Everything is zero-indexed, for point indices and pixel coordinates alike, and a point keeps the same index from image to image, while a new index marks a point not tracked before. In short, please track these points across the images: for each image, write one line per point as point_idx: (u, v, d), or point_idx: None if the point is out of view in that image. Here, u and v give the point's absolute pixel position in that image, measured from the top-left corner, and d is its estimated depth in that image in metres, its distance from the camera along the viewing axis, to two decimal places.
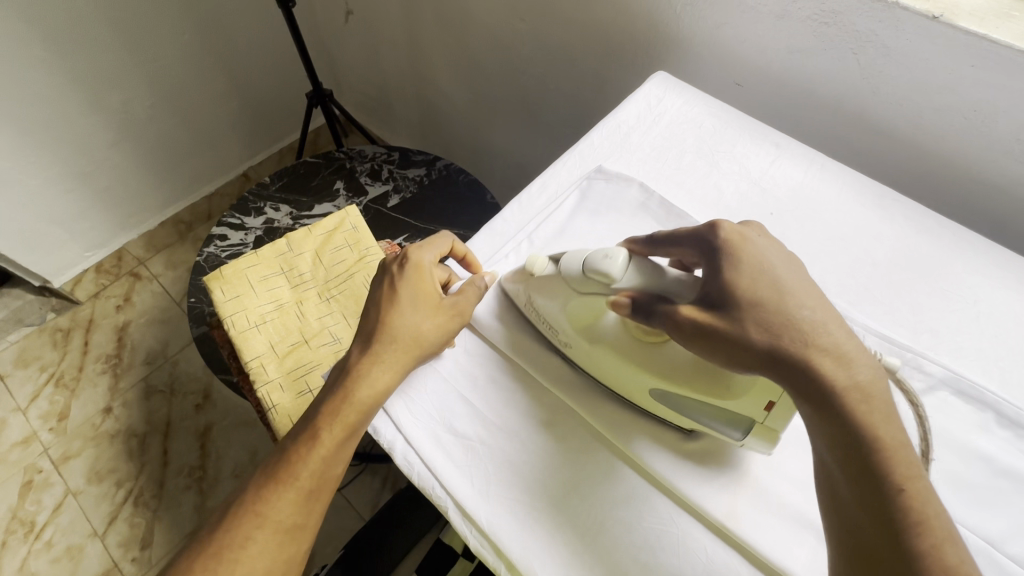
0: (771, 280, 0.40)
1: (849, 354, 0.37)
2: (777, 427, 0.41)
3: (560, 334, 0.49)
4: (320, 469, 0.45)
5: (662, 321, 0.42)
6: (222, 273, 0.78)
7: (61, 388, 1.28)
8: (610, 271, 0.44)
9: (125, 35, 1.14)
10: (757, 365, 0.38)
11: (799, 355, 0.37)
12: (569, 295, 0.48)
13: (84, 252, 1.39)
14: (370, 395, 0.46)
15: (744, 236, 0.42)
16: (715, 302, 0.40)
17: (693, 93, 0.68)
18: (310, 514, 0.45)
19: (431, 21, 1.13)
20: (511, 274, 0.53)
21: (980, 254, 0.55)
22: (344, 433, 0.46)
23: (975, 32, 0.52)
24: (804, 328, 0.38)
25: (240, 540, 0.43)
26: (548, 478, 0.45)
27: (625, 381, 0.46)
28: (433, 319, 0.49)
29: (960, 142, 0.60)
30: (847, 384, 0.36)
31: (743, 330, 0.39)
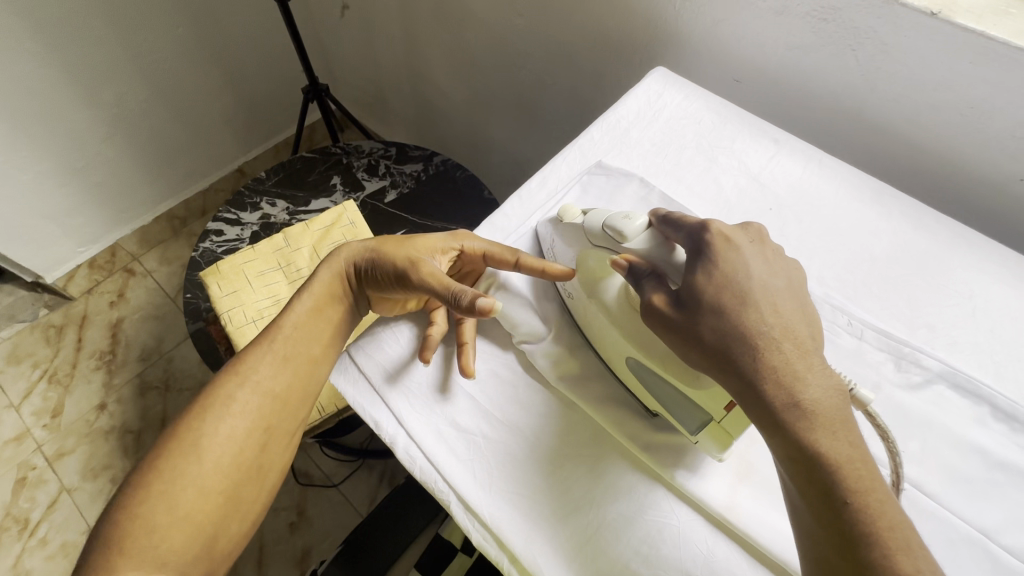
0: (738, 288, 0.40)
1: (798, 372, 0.37)
2: (734, 432, 0.42)
3: (567, 284, 0.52)
4: (298, 340, 0.50)
5: (644, 293, 0.43)
6: (219, 268, 0.78)
7: (54, 384, 1.27)
8: (624, 231, 0.46)
9: (118, 28, 1.13)
10: (709, 369, 0.39)
11: (745, 369, 0.37)
12: (585, 247, 0.50)
13: (77, 248, 1.38)
14: (337, 271, 0.54)
15: (731, 239, 0.42)
16: (681, 302, 0.41)
17: (692, 89, 0.68)
18: (289, 383, 0.49)
19: (429, 15, 1.12)
20: (548, 220, 0.56)
21: (976, 250, 0.55)
22: (317, 306, 0.52)
23: (973, 29, 0.53)
24: (757, 340, 0.38)
25: (223, 398, 0.47)
26: (550, 471, 0.45)
27: (611, 346, 0.48)
28: (398, 250, 0.53)
29: (956, 140, 0.61)
30: (787, 402, 0.36)
31: (698, 334, 0.39)
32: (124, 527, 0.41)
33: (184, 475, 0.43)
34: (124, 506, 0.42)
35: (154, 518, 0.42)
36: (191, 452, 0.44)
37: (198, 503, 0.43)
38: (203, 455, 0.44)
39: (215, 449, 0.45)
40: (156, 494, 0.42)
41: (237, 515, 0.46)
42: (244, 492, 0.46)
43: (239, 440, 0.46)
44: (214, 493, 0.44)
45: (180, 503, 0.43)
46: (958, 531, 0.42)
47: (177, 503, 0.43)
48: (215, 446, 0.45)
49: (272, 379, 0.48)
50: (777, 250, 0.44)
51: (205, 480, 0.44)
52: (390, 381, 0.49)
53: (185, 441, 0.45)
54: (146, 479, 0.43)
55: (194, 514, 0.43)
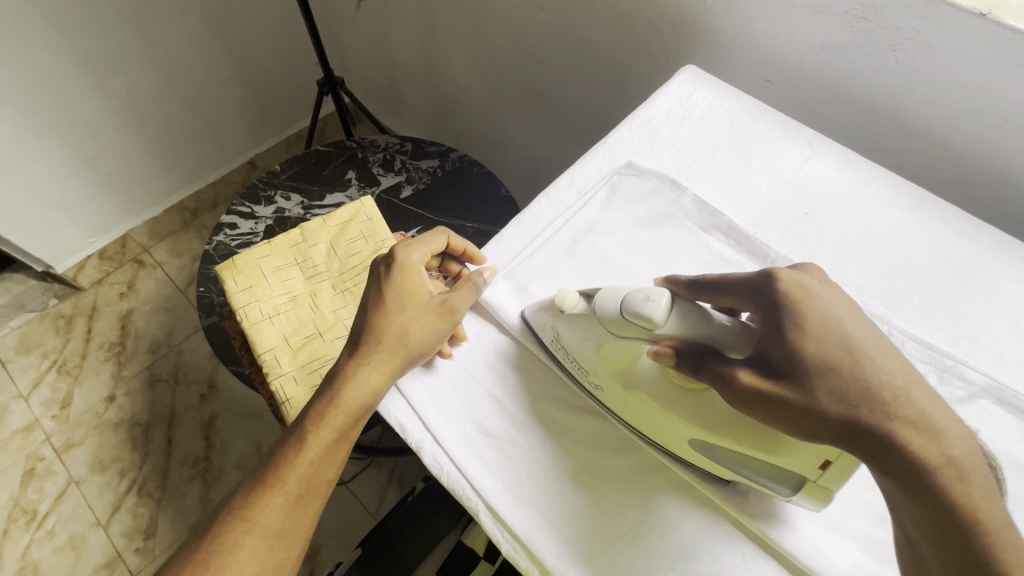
0: (842, 342, 0.37)
1: (939, 423, 0.33)
2: (832, 487, 0.38)
3: (592, 376, 0.46)
4: (309, 472, 0.45)
5: (721, 373, 0.39)
6: (235, 263, 0.76)
7: (63, 375, 1.26)
8: (651, 316, 0.41)
9: (132, 17, 1.11)
10: (835, 440, 0.35)
11: (881, 431, 0.33)
12: (604, 336, 0.45)
13: (88, 238, 1.37)
14: (360, 397, 0.46)
15: (804, 285, 0.40)
16: (775, 372, 0.38)
17: (724, 88, 0.66)
18: (298, 521, 0.45)
19: (447, 8, 1.10)
20: (536, 304, 0.49)
21: (1019, 258, 0.54)
22: (334, 435, 0.46)
23: (1023, 30, 0.51)
24: (883, 394, 0.34)
25: (228, 545, 0.43)
26: (583, 482, 0.44)
27: (666, 431, 0.43)
28: (423, 321, 0.48)
29: (998, 146, 0.59)
30: (939, 459, 0.32)
31: (816, 402, 0.35)
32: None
33: None
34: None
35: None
36: None
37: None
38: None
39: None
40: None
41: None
42: None
43: None
44: None
45: None
46: None
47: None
48: None
49: (281, 520, 0.44)
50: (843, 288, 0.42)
51: None
52: (417, 384, 0.48)
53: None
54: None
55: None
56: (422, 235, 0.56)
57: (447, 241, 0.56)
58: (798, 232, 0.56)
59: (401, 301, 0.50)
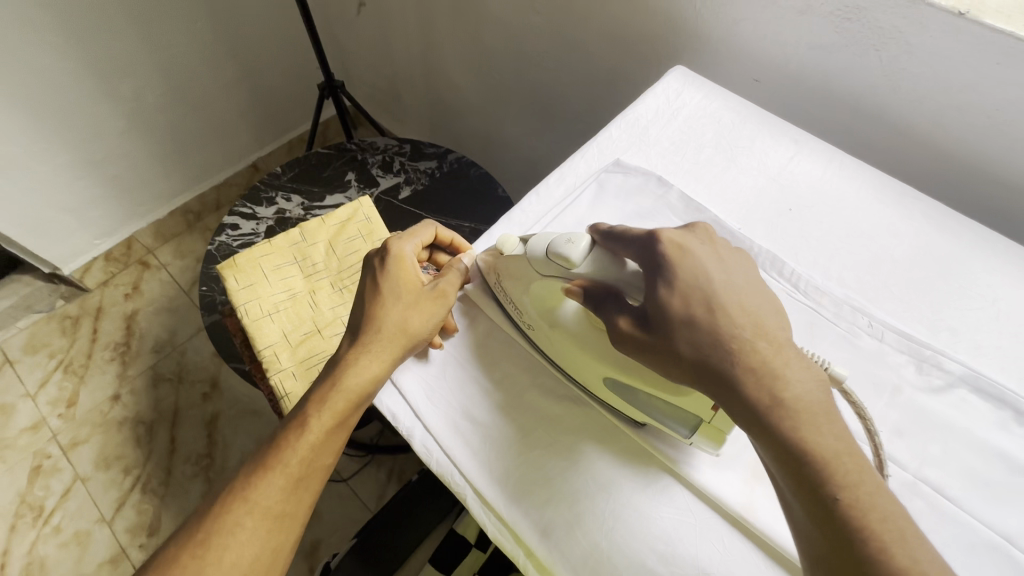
0: (703, 295, 0.39)
1: (777, 371, 0.36)
2: (724, 428, 0.42)
3: (524, 316, 0.49)
4: (309, 456, 0.45)
5: (609, 318, 0.42)
6: (236, 261, 0.78)
7: (70, 375, 1.29)
8: (569, 256, 0.44)
9: (138, 23, 1.14)
10: (688, 381, 0.39)
11: (729, 376, 0.37)
12: (532, 276, 0.47)
13: (94, 241, 1.39)
14: (361, 382, 0.47)
15: (682, 245, 0.41)
16: (648, 321, 0.40)
17: (712, 88, 0.68)
18: (298, 505, 0.45)
19: (445, 12, 1.12)
20: (486, 252, 0.52)
21: (1000, 253, 0.55)
22: (335, 420, 0.46)
23: (1002, 29, 0.52)
24: (731, 344, 0.37)
25: (227, 526, 0.43)
26: (569, 469, 0.45)
27: (584, 367, 0.46)
28: (421, 312, 0.49)
29: (981, 143, 0.60)
30: (769, 403, 0.36)
31: (675, 350, 0.39)
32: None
33: None
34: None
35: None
36: None
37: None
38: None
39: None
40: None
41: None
42: None
43: (243, 567, 0.43)
44: None
45: None
46: (979, 536, 0.41)
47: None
48: None
49: (281, 503, 0.44)
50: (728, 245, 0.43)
51: None
52: (409, 374, 0.49)
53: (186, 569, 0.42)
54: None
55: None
56: (412, 227, 0.57)
57: (434, 233, 0.58)
58: (782, 227, 0.57)
59: (394, 290, 0.50)
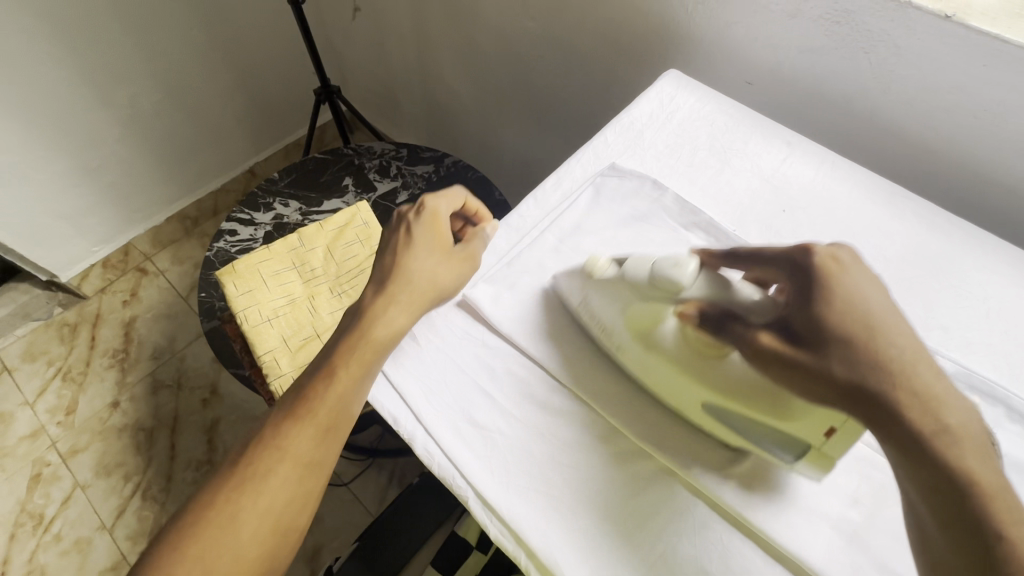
0: (864, 315, 0.38)
1: (940, 395, 0.35)
2: (836, 455, 0.40)
3: (614, 337, 0.49)
4: (339, 403, 0.46)
5: (737, 337, 0.42)
6: (235, 268, 0.79)
7: (68, 382, 1.29)
8: (678, 280, 0.46)
9: (133, 31, 1.14)
10: (837, 404, 0.37)
11: (885, 397, 0.35)
12: (631, 298, 0.49)
13: (91, 248, 1.39)
14: (385, 335, 0.48)
15: (837, 259, 0.41)
16: (796, 337, 0.39)
17: (705, 91, 0.69)
18: (329, 451, 0.45)
19: (440, 18, 1.13)
20: (567, 273, 0.53)
21: (990, 251, 0.56)
22: (363, 371, 0.47)
23: (987, 32, 0.53)
24: (892, 365, 0.36)
25: (261, 471, 0.43)
26: (571, 470, 0.45)
27: (680, 393, 0.46)
28: (448, 271, 0.52)
29: (969, 143, 0.61)
30: (937, 428, 0.34)
31: (829, 368, 0.37)
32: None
33: (216, 552, 0.41)
34: (165, 565, 0.41)
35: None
36: (227, 525, 0.42)
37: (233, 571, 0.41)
38: (240, 528, 0.42)
39: (252, 521, 0.42)
40: (194, 561, 0.41)
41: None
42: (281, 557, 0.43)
43: (277, 511, 0.43)
44: (249, 563, 0.42)
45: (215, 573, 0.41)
46: None
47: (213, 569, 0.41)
48: (252, 520, 0.42)
49: (311, 450, 0.44)
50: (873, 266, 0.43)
51: (240, 553, 0.41)
52: (407, 376, 0.49)
53: (221, 512, 0.42)
54: (184, 544, 0.41)
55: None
56: (443, 189, 0.58)
57: (464, 200, 0.58)
58: (776, 228, 0.58)
59: (425, 247, 0.53)
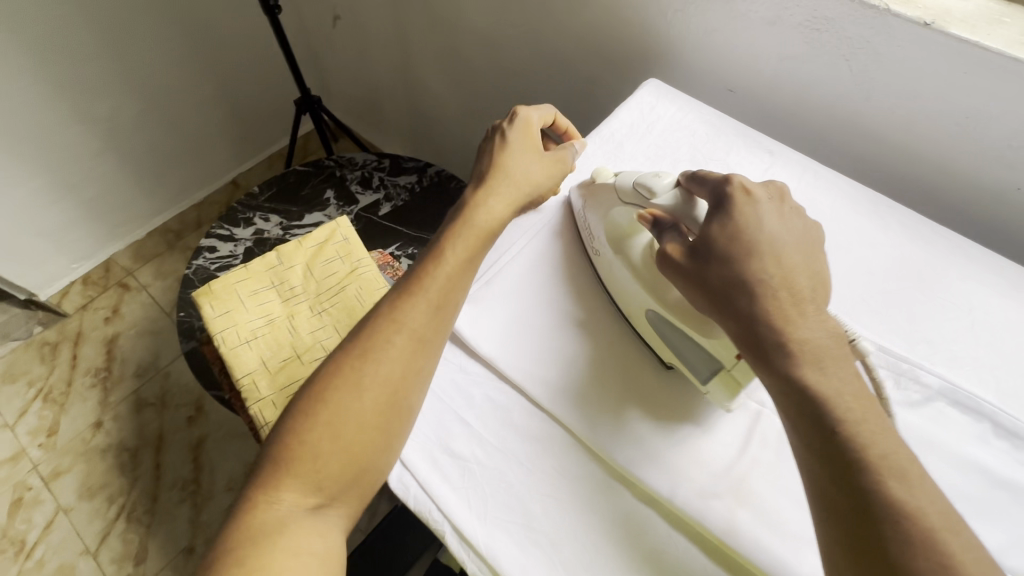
0: (749, 239, 0.41)
1: (791, 318, 0.38)
2: (742, 380, 0.44)
3: (595, 242, 0.54)
4: (449, 283, 0.47)
5: (662, 242, 0.46)
6: (211, 288, 0.77)
7: (49, 403, 1.26)
8: (653, 188, 0.48)
9: (109, 44, 1.12)
10: (708, 307, 0.42)
11: (745, 306, 0.39)
12: (615, 205, 0.53)
13: (71, 265, 1.37)
14: (488, 222, 0.50)
15: (750, 194, 0.43)
16: (692, 251, 0.43)
17: (686, 100, 0.68)
18: (439, 329, 0.46)
19: (421, 26, 1.11)
20: (580, 186, 0.58)
21: (973, 261, 0.55)
22: (469, 254, 0.49)
23: (967, 39, 0.52)
24: (756, 286, 0.39)
25: (380, 342, 0.44)
26: (551, 500, 0.43)
27: (632, 299, 0.50)
28: (539, 174, 0.54)
29: (952, 150, 0.60)
30: (776, 342, 0.38)
31: (704, 276, 0.42)
32: (293, 447, 0.42)
33: (343, 414, 0.42)
34: (295, 428, 0.42)
35: (320, 443, 0.42)
36: (353, 389, 0.43)
37: (358, 431, 0.42)
38: (363, 394, 0.43)
39: (374, 388, 0.43)
40: (321, 425, 0.42)
41: (391, 450, 0.43)
42: (399, 428, 0.43)
43: (397, 380, 0.43)
44: (371, 427, 0.42)
45: (343, 434, 0.42)
46: None
47: (341, 432, 0.42)
48: (375, 386, 0.43)
49: (424, 324, 0.46)
50: (796, 208, 0.44)
51: (363, 417, 0.42)
52: None
53: (346, 378, 0.43)
54: (313, 408, 0.43)
55: (355, 443, 0.42)
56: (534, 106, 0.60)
57: (553, 116, 0.59)
58: None
59: (519, 149, 0.54)
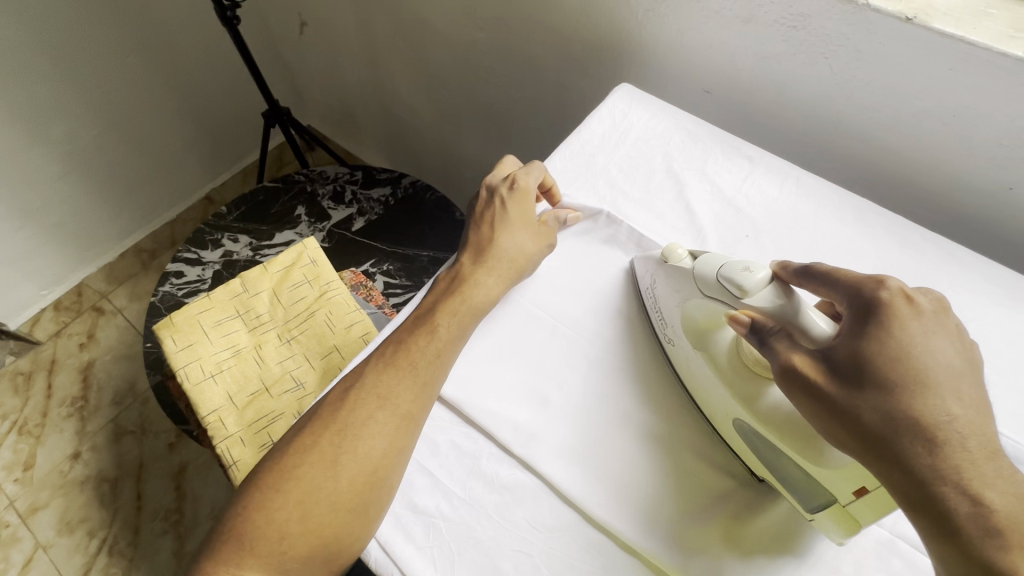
0: (917, 368, 0.35)
1: (982, 476, 0.32)
2: (862, 519, 0.37)
3: (670, 330, 0.48)
4: (436, 357, 0.45)
5: (775, 353, 0.38)
6: (172, 320, 0.73)
7: (24, 436, 1.22)
8: (744, 285, 0.41)
9: (63, 62, 1.07)
10: (854, 446, 0.35)
11: (918, 458, 0.33)
12: (693, 295, 0.46)
13: (40, 291, 1.33)
14: (480, 297, 0.49)
15: (912, 308, 0.36)
16: (837, 371, 0.36)
17: (659, 106, 0.64)
18: (425, 406, 0.44)
19: (388, 31, 1.07)
20: (648, 258, 0.51)
21: (967, 268, 0.52)
22: (458, 328, 0.47)
23: (951, 34, 0.49)
24: (936, 432, 0.33)
25: (362, 417, 0.42)
26: (523, 556, 0.41)
27: (716, 405, 0.44)
28: (538, 242, 0.52)
29: (940, 149, 0.57)
30: (968, 511, 0.32)
31: (856, 408, 0.35)
32: (257, 526, 0.39)
33: (317, 492, 0.40)
34: (262, 506, 0.40)
35: (287, 525, 0.39)
36: (329, 468, 0.41)
37: (328, 515, 0.40)
38: (340, 474, 0.40)
39: (351, 468, 0.41)
40: (291, 503, 0.40)
41: (362, 539, 0.40)
42: (373, 515, 0.40)
43: (377, 460, 0.41)
44: (343, 511, 0.40)
45: (313, 516, 0.39)
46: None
47: (310, 514, 0.39)
48: (353, 466, 0.41)
49: (409, 401, 0.43)
50: (957, 326, 0.37)
51: (336, 498, 0.40)
52: None
53: (323, 455, 0.41)
54: (284, 482, 0.40)
55: (323, 527, 0.39)
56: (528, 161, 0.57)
57: (544, 175, 0.56)
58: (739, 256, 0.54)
59: (515, 222, 0.52)
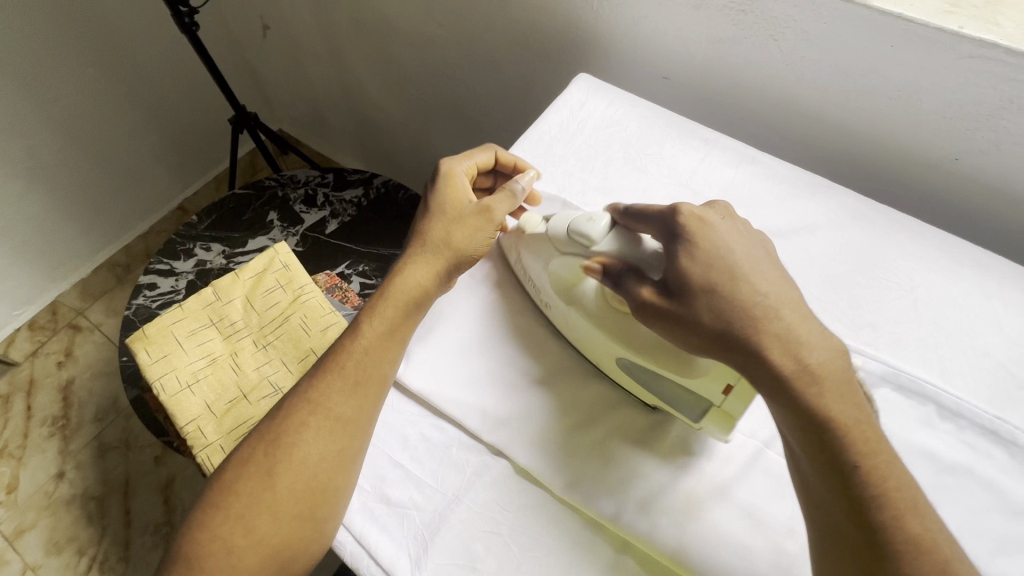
0: (724, 266, 0.42)
1: (799, 336, 0.39)
2: (735, 412, 0.43)
3: (542, 294, 0.52)
4: (365, 360, 0.47)
5: (629, 289, 0.44)
6: (146, 332, 0.73)
7: (6, 458, 1.20)
8: (591, 235, 0.47)
9: (17, 79, 1.05)
10: (706, 350, 0.41)
11: (749, 342, 0.39)
12: (554, 256, 0.50)
13: (13, 312, 1.30)
14: (409, 290, 0.49)
15: (704, 219, 0.44)
16: (671, 290, 0.42)
17: (617, 93, 0.65)
18: (360, 407, 0.45)
19: (349, 29, 1.06)
20: (507, 235, 0.55)
21: (915, 237, 0.54)
22: (387, 326, 0.48)
23: (890, 12, 0.51)
24: (755, 313, 0.40)
25: (296, 425, 0.44)
26: (493, 538, 0.43)
27: (598, 349, 0.48)
28: (466, 223, 0.51)
29: (888, 124, 0.59)
30: (796, 370, 0.38)
31: (697, 317, 0.41)
32: (204, 542, 0.42)
33: (257, 504, 0.42)
34: (205, 524, 0.42)
35: (231, 538, 0.41)
36: (266, 478, 0.43)
37: (271, 527, 0.41)
38: (278, 483, 0.42)
39: (288, 476, 0.42)
40: (232, 517, 0.42)
41: (313, 541, 0.42)
42: (316, 518, 0.42)
43: (311, 465, 0.43)
44: (286, 518, 0.42)
45: (255, 527, 0.41)
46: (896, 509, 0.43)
47: (253, 527, 0.42)
48: (289, 474, 0.43)
49: (341, 404, 0.45)
50: (747, 223, 0.46)
51: (277, 505, 0.42)
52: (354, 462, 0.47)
53: (259, 467, 0.43)
54: (227, 497, 0.43)
55: (272, 536, 0.41)
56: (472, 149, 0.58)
57: (494, 155, 0.57)
58: None
59: (441, 210, 0.52)
